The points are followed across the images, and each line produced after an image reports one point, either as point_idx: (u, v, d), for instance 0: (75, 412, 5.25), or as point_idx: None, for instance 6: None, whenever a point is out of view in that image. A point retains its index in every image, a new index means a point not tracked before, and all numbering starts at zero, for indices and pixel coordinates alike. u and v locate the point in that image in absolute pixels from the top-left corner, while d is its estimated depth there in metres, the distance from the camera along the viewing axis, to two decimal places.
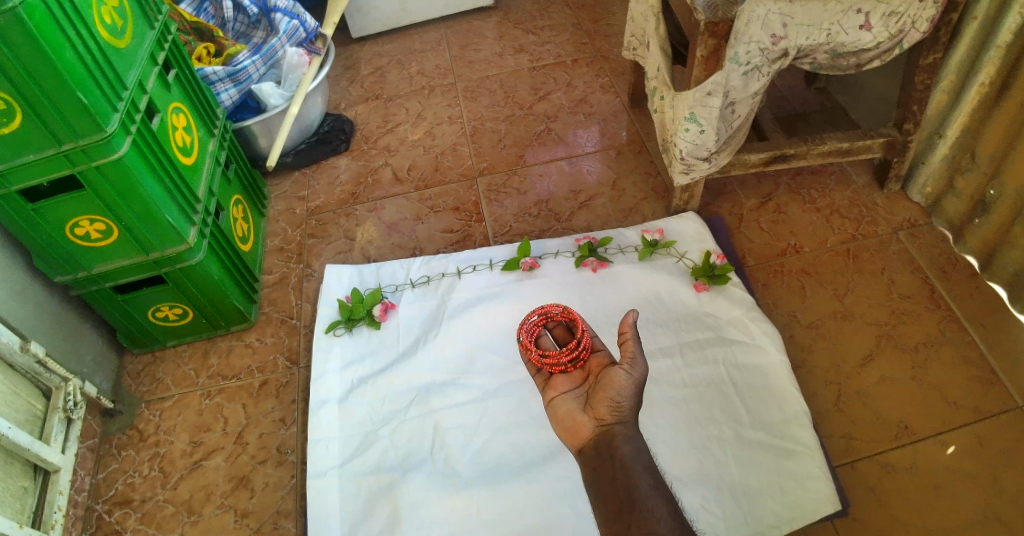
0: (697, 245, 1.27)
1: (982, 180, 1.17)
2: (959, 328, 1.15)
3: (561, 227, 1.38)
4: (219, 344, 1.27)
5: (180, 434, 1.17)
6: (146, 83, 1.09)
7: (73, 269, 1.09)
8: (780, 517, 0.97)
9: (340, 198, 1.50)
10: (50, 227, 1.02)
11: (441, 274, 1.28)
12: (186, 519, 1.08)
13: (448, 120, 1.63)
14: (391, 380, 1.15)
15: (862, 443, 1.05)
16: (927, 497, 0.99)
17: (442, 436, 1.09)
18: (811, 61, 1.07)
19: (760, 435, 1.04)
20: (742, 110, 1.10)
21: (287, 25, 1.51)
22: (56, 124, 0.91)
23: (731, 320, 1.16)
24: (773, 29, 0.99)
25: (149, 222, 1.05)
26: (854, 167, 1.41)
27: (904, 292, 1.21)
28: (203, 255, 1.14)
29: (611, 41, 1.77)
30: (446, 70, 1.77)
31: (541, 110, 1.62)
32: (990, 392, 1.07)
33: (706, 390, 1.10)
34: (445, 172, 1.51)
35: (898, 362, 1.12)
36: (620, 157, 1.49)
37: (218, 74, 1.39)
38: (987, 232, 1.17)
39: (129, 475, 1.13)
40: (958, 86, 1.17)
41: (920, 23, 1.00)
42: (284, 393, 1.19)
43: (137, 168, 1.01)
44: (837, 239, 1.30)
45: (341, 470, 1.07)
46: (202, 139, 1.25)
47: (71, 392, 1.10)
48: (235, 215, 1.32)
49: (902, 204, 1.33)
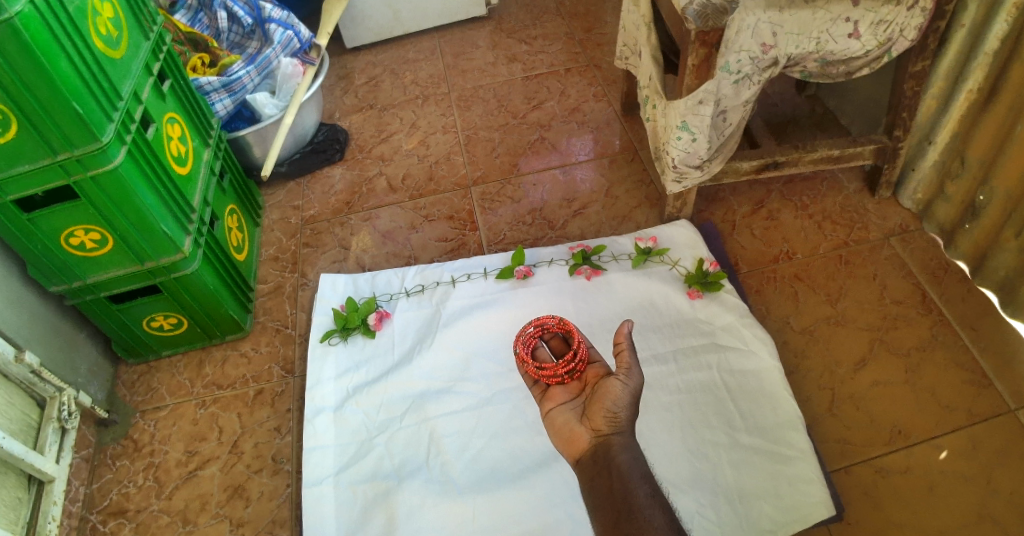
0: (690, 252, 1.28)
1: (972, 186, 1.18)
2: (951, 332, 1.16)
3: (555, 235, 1.39)
4: (214, 353, 1.27)
5: (175, 444, 1.16)
6: (141, 93, 1.09)
7: (68, 279, 1.09)
8: (775, 521, 0.98)
9: (335, 207, 1.50)
10: (46, 237, 1.02)
11: (435, 282, 1.28)
12: (181, 529, 1.08)
13: (443, 129, 1.64)
14: (386, 388, 1.15)
15: (856, 448, 1.05)
16: (924, 501, 0.99)
17: (437, 443, 1.09)
18: (801, 69, 1.08)
19: (755, 440, 1.05)
20: (734, 118, 1.11)
21: (282, 34, 1.52)
22: (51, 134, 0.92)
23: (724, 326, 1.17)
24: (763, 38, 1.01)
25: (143, 231, 1.06)
26: (845, 174, 1.42)
27: (896, 297, 1.21)
28: (197, 264, 1.14)
29: (604, 50, 1.79)
30: (440, 79, 1.78)
31: (534, 118, 1.63)
32: (983, 394, 1.08)
33: (700, 396, 1.10)
34: (439, 180, 1.52)
35: (892, 366, 1.13)
36: (613, 164, 1.50)
37: (212, 84, 1.40)
38: (978, 237, 1.18)
39: (123, 485, 1.13)
40: (947, 92, 1.18)
41: (908, 31, 1.02)
42: (279, 402, 1.20)
43: (131, 177, 1.01)
44: (829, 245, 1.31)
45: (337, 478, 1.07)
46: (196, 149, 1.26)
47: (66, 402, 1.10)
48: (230, 224, 1.32)
49: (892, 210, 1.34)
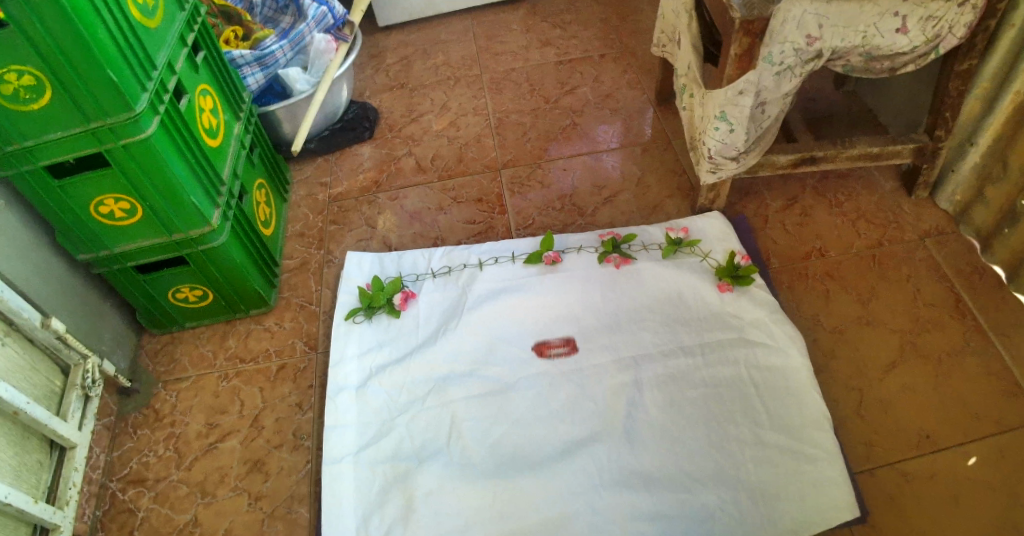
0: (721, 245, 1.26)
1: (1013, 190, 1.15)
2: (984, 339, 1.13)
3: (584, 223, 1.37)
4: (238, 327, 1.27)
5: (196, 415, 1.17)
6: (175, 64, 1.09)
7: (96, 248, 1.09)
8: (798, 521, 0.96)
9: (362, 185, 1.49)
10: (77, 204, 1.02)
11: (462, 265, 1.27)
12: (200, 501, 1.08)
13: (473, 111, 1.63)
14: (408, 369, 1.15)
15: (883, 450, 1.04)
16: (948, 509, 0.98)
17: (459, 426, 1.08)
18: (845, 64, 1.06)
19: (780, 438, 1.03)
20: (773, 111, 1.08)
21: (315, 10, 1.49)
22: (84, 101, 0.91)
23: (753, 321, 1.15)
24: (809, 29, 0.98)
25: (172, 202, 1.06)
26: (881, 172, 1.39)
27: (929, 300, 1.19)
28: (225, 237, 1.14)
29: (639, 37, 1.76)
30: (472, 61, 1.76)
31: (566, 104, 1.61)
32: (1014, 404, 1.06)
33: (727, 391, 1.09)
34: (469, 163, 1.51)
35: (922, 370, 1.11)
36: (645, 153, 1.48)
37: (245, 58, 1.38)
38: (1016, 242, 1.16)
39: (144, 455, 1.13)
40: (992, 93, 1.15)
41: (957, 28, 0.99)
42: (301, 378, 1.19)
43: (162, 147, 1.01)
44: (863, 244, 1.28)
45: (356, 458, 1.06)
46: (228, 123, 1.26)
47: (90, 369, 1.10)
48: (258, 199, 1.32)
49: (929, 211, 1.31)
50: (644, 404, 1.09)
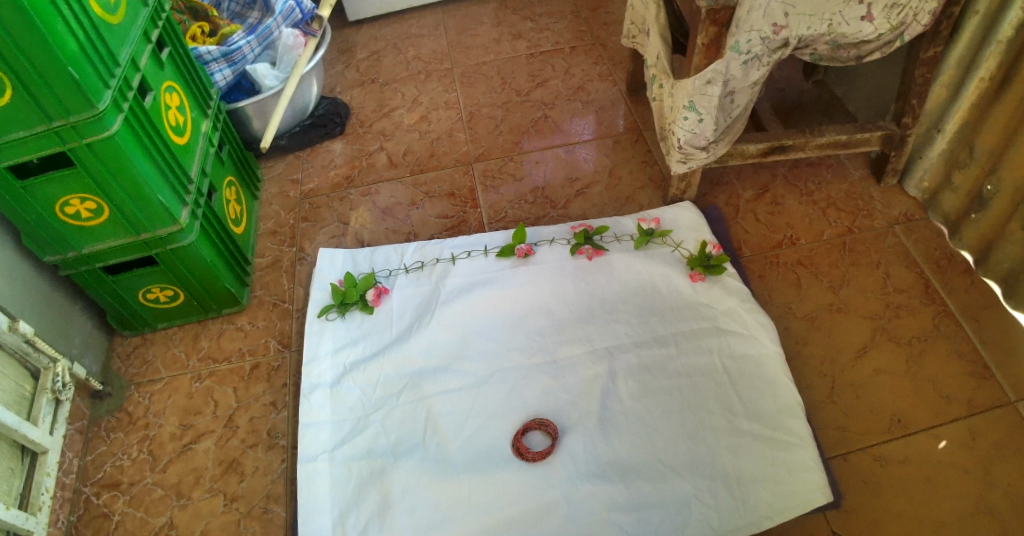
0: (693, 235, 1.26)
1: (980, 175, 1.17)
2: (953, 323, 1.15)
3: (556, 214, 1.37)
4: (210, 327, 1.26)
5: (170, 417, 1.16)
6: (139, 61, 1.07)
7: (63, 249, 1.07)
8: (773, 507, 0.97)
9: (334, 182, 1.48)
10: (41, 205, 1.00)
11: (435, 259, 1.27)
12: (175, 503, 1.07)
13: (445, 105, 1.62)
14: (382, 365, 1.14)
15: (856, 435, 1.05)
16: (920, 490, 0.99)
17: (435, 420, 1.08)
18: (812, 52, 1.07)
19: (754, 425, 1.04)
20: (741, 100, 1.09)
21: (284, 4, 1.47)
22: (46, 100, 0.90)
23: (726, 310, 1.16)
24: (775, 18, 0.98)
25: (138, 201, 1.04)
26: (850, 160, 1.41)
27: (898, 286, 1.21)
28: (194, 236, 1.13)
29: (610, 29, 1.76)
30: (443, 55, 1.76)
31: (538, 97, 1.61)
32: (983, 386, 1.08)
33: (701, 380, 1.09)
34: (440, 157, 1.50)
35: (891, 355, 1.12)
36: (618, 145, 1.48)
37: (212, 54, 1.36)
38: (985, 226, 1.17)
39: (117, 458, 1.12)
40: (957, 80, 1.17)
41: (921, 16, 1.00)
42: (275, 377, 1.18)
43: (127, 145, 0.99)
44: (834, 232, 1.30)
45: (332, 455, 1.06)
46: (195, 120, 1.24)
47: (60, 373, 1.09)
48: (228, 197, 1.30)
49: (898, 198, 1.33)
50: (619, 394, 1.09)
